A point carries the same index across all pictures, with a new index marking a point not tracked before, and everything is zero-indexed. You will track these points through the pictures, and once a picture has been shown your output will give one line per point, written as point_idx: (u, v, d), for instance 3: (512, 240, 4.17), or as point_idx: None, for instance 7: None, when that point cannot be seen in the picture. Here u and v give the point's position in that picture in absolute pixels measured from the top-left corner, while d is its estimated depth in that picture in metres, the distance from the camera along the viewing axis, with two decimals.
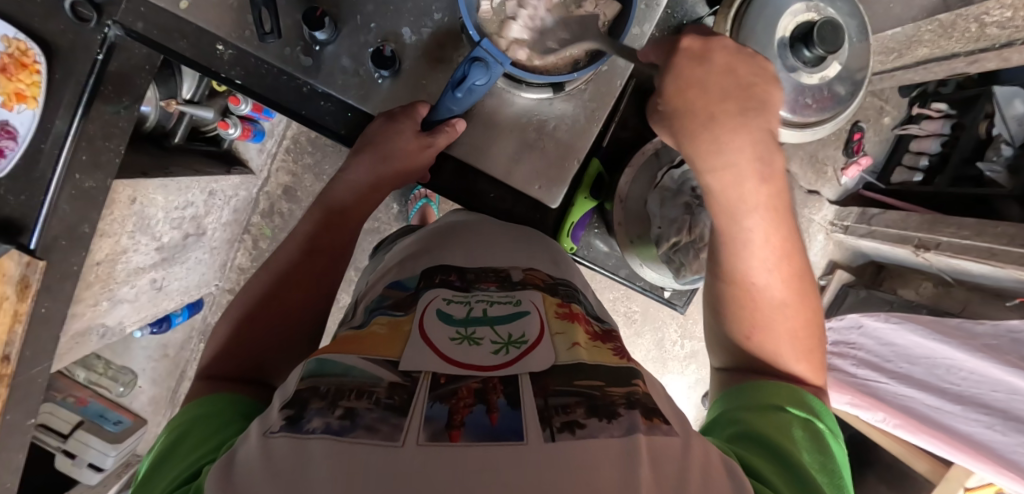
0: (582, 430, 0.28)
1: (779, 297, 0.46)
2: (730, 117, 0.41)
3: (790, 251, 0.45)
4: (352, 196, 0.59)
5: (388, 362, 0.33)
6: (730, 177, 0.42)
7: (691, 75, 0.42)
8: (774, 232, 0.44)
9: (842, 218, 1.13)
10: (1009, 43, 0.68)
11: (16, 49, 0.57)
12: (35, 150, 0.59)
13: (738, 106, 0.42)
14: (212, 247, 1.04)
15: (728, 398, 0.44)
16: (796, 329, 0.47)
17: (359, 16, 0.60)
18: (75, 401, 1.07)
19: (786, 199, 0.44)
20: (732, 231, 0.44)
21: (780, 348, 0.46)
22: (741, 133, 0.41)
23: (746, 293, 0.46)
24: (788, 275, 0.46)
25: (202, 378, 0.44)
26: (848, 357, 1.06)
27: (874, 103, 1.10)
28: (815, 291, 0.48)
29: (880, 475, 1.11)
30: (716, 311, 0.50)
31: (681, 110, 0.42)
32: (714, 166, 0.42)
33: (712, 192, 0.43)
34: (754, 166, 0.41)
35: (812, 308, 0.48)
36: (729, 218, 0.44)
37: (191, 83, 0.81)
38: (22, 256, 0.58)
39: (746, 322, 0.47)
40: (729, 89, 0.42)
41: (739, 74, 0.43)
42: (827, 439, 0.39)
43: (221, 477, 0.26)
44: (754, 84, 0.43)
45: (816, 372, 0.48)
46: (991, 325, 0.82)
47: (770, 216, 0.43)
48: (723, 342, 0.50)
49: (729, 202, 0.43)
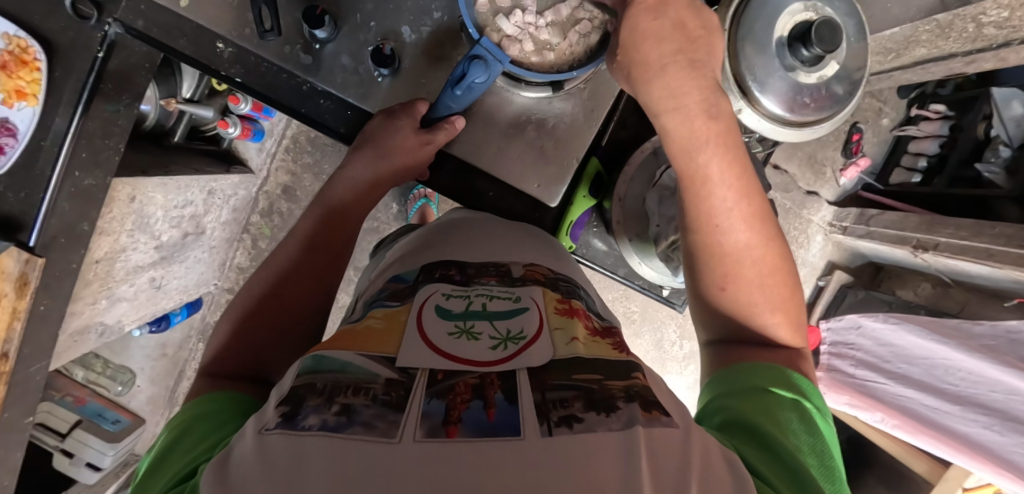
0: (580, 424, 0.28)
1: (745, 240, 0.46)
2: (678, 66, 0.45)
3: (748, 188, 0.46)
4: (352, 194, 0.59)
5: (384, 358, 0.33)
6: (682, 117, 0.45)
7: (648, 29, 0.46)
8: (732, 168, 0.45)
9: (840, 219, 1.13)
10: (1005, 43, 0.69)
11: (16, 46, 0.56)
12: (34, 147, 0.59)
13: (686, 57, 0.46)
14: (211, 246, 1.04)
15: (717, 381, 0.44)
16: (766, 277, 0.47)
17: (359, 15, 0.60)
18: (73, 400, 1.07)
19: (738, 138, 0.46)
20: (690, 170, 0.46)
21: (752, 297, 0.46)
22: (688, 77, 0.45)
23: (711, 241, 0.47)
24: (750, 215, 0.46)
25: (204, 376, 0.44)
26: (846, 357, 1.05)
27: (872, 104, 1.11)
28: (783, 238, 0.49)
29: (879, 476, 1.11)
30: (690, 267, 0.50)
31: (633, 61, 0.47)
32: (667, 108, 0.46)
33: (670, 134, 0.47)
34: (700, 106, 0.45)
35: (781, 254, 0.48)
36: (686, 159, 0.46)
37: (191, 81, 0.81)
38: (21, 253, 0.57)
39: (716, 273, 0.48)
40: (677, 43, 0.46)
41: (688, 28, 0.47)
42: (817, 421, 0.38)
43: (216, 475, 0.26)
44: (700, 37, 0.47)
45: (792, 327, 0.47)
46: (989, 326, 0.86)
47: (725, 152, 0.45)
48: (701, 304, 0.50)
49: (685, 137, 0.46)
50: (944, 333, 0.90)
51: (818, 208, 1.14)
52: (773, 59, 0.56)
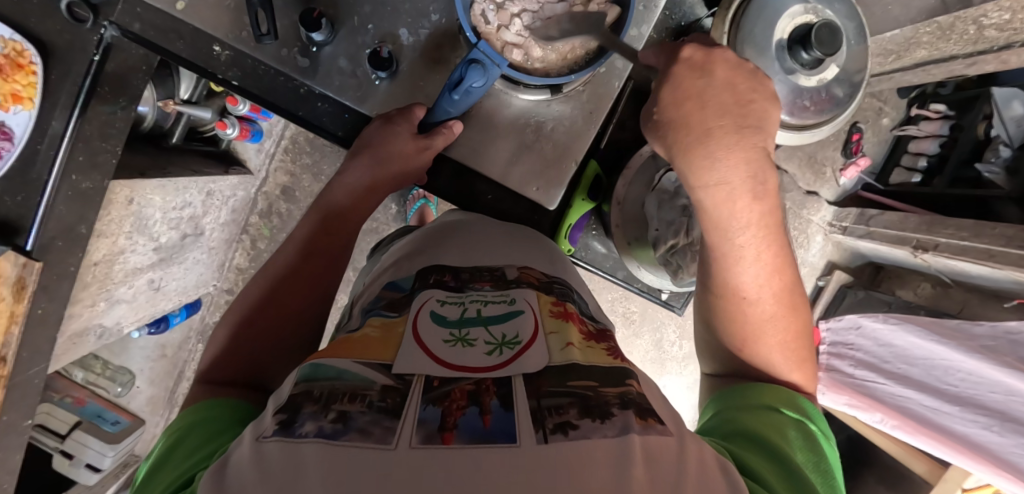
0: (576, 431, 0.28)
1: (770, 310, 0.47)
2: (727, 133, 0.42)
3: (780, 265, 0.46)
4: (349, 198, 0.58)
5: (379, 365, 0.33)
6: (726, 195, 0.42)
7: (692, 86, 0.44)
8: (766, 247, 0.45)
9: (840, 220, 1.12)
10: (1008, 45, 0.69)
11: (12, 50, 0.56)
12: (31, 151, 0.58)
13: (734, 122, 0.43)
14: (209, 247, 1.04)
15: (723, 399, 0.44)
16: (789, 341, 0.47)
17: (356, 17, 0.60)
18: (72, 401, 1.07)
19: (778, 216, 0.45)
20: (722, 246, 0.45)
21: (773, 359, 0.47)
22: (738, 150, 0.42)
23: (738, 310, 0.47)
24: (778, 288, 0.46)
25: (201, 382, 0.44)
26: (846, 358, 1.04)
27: (872, 104, 1.09)
28: (805, 297, 0.49)
29: (879, 476, 1.11)
30: (709, 322, 0.51)
31: (675, 122, 0.43)
32: (705, 181, 0.42)
33: (702, 208, 0.44)
34: (747, 183, 0.42)
35: (802, 319, 0.49)
36: (719, 233, 0.44)
37: (188, 83, 0.81)
38: (18, 257, 0.58)
39: (739, 335, 0.48)
40: (727, 104, 0.43)
41: (737, 89, 0.44)
42: (820, 440, 0.38)
43: (214, 480, 0.26)
44: (752, 101, 0.44)
45: (810, 382, 0.49)
46: (988, 326, 0.85)
47: (761, 233, 0.44)
48: (717, 354, 0.51)
49: (722, 218, 0.43)
50: (943, 334, 0.89)
51: (818, 209, 1.13)
52: (772, 62, 0.55)
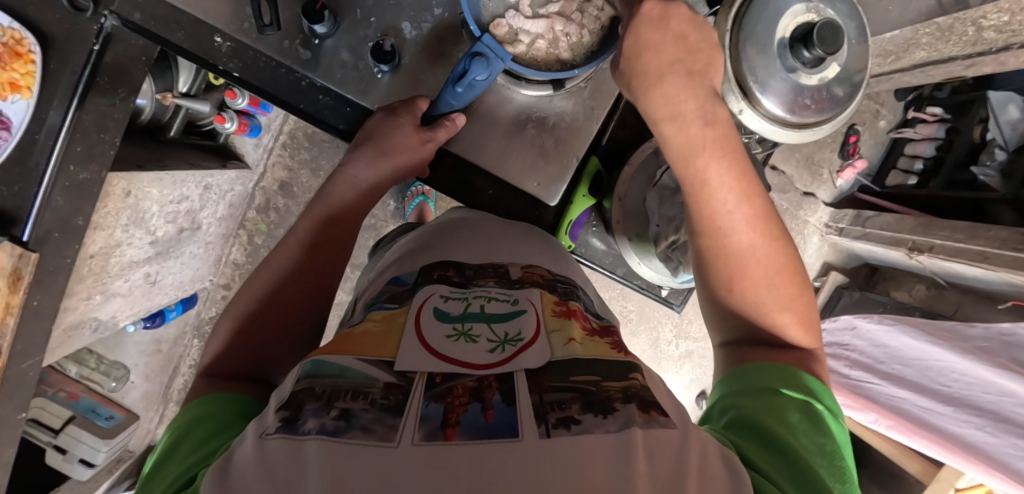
0: (578, 426, 0.28)
1: (750, 241, 0.46)
2: (675, 77, 0.46)
3: (749, 189, 0.46)
4: (353, 195, 0.58)
5: (382, 362, 0.33)
6: (679, 125, 0.46)
7: (649, 39, 0.47)
8: (730, 172, 0.45)
9: (836, 221, 1.15)
10: (1005, 48, 0.69)
11: (11, 38, 0.56)
12: (29, 140, 0.58)
13: (683, 67, 0.47)
14: (206, 242, 1.03)
15: (727, 382, 0.44)
16: (775, 277, 0.46)
17: (359, 10, 0.60)
18: (66, 396, 1.04)
19: (736, 141, 0.46)
20: (691, 175, 0.46)
21: (760, 298, 0.46)
22: (684, 89, 0.46)
23: (717, 248, 0.47)
24: (753, 217, 0.46)
25: (204, 376, 0.45)
26: (841, 358, 1.07)
27: (870, 106, 1.11)
28: (790, 240, 0.48)
29: (872, 476, 1.12)
30: (699, 269, 0.50)
31: (634, 70, 0.48)
32: (663, 115, 0.46)
33: (666, 140, 0.47)
34: (694, 110, 0.46)
35: (789, 253, 0.47)
36: (685, 159, 0.46)
37: (187, 76, 0.80)
38: (14, 248, 0.57)
39: (723, 274, 0.47)
40: (677, 54, 0.47)
41: (689, 41, 0.48)
42: (827, 421, 0.39)
43: (217, 478, 0.26)
44: (701, 50, 0.48)
45: (806, 327, 0.46)
46: (983, 328, 0.86)
47: (722, 157, 0.45)
48: (712, 306, 0.50)
49: (682, 143, 0.46)
50: (938, 335, 0.90)
51: (814, 210, 1.15)
52: (774, 60, 0.55)
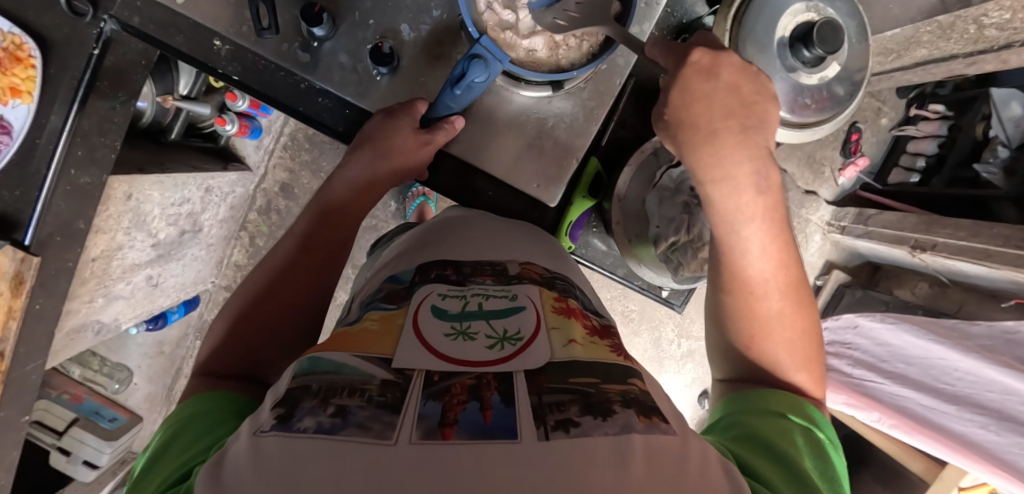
0: (576, 428, 0.28)
1: (778, 306, 0.46)
2: (731, 134, 0.45)
3: (786, 259, 0.47)
4: (349, 192, 0.58)
5: (380, 359, 0.33)
6: (730, 189, 0.45)
7: (700, 89, 0.45)
8: (772, 240, 0.46)
9: (838, 219, 1.13)
10: (1007, 45, 0.69)
11: (10, 43, 0.56)
12: (30, 145, 0.58)
13: (737, 123, 0.46)
14: (208, 244, 1.03)
15: (731, 403, 0.44)
16: (797, 341, 0.46)
17: (358, 13, 0.60)
18: (70, 397, 1.06)
19: (783, 211, 0.47)
20: (731, 237, 0.46)
21: (782, 357, 0.46)
22: (741, 151, 0.45)
23: (746, 306, 0.47)
24: (786, 283, 0.47)
25: (198, 374, 0.44)
26: (844, 357, 1.06)
27: (872, 103, 1.09)
28: (813, 303, 0.49)
29: (875, 475, 1.12)
30: (717, 319, 0.50)
31: (684, 122, 0.46)
32: (714, 177, 0.45)
33: (711, 202, 0.46)
34: (749, 178, 0.45)
35: (812, 321, 0.48)
36: (726, 222, 0.46)
37: (188, 78, 0.80)
38: (16, 252, 0.57)
39: (746, 330, 0.47)
40: (732, 107, 0.46)
41: (742, 92, 0.47)
42: (828, 448, 0.38)
43: (209, 477, 0.26)
44: (756, 103, 0.47)
45: (818, 388, 0.46)
46: (986, 326, 0.85)
47: (767, 226, 0.45)
48: (723, 353, 0.50)
49: (729, 208, 0.45)
50: (941, 334, 0.90)
51: (817, 208, 1.13)
52: (774, 60, 0.55)
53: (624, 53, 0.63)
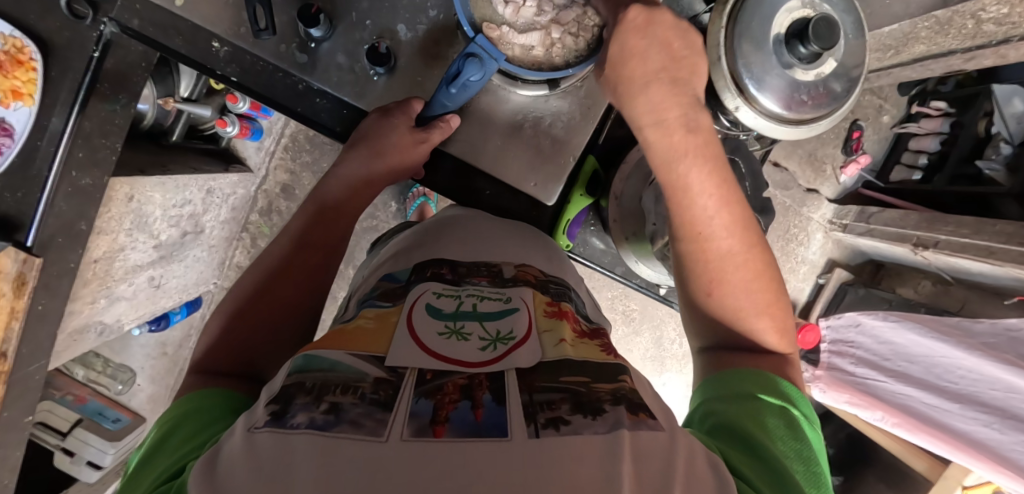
0: (567, 426, 0.28)
1: (727, 248, 0.45)
2: (662, 86, 0.45)
3: (729, 197, 0.45)
4: (346, 191, 0.58)
5: (373, 358, 0.33)
6: (662, 131, 0.45)
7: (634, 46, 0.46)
8: (712, 177, 0.45)
9: (840, 217, 1.14)
10: (1005, 41, 0.68)
11: (11, 46, 0.56)
12: (31, 147, 0.59)
13: (669, 76, 0.45)
14: (210, 245, 1.04)
15: (708, 387, 0.43)
16: (752, 282, 0.46)
17: (354, 13, 0.60)
18: (73, 398, 1.07)
19: (718, 148, 0.46)
20: (672, 180, 0.45)
21: (740, 302, 0.46)
22: (671, 101, 0.45)
23: (696, 253, 0.46)
24: (732, 221, 0.45)
25: (196, 373, 0.44)
26: (847, 356, 1.04)
27: (873, 101, 1.11)
28: (767, 240, 0.48)
29: (879, 474, 1.11)
30: (678, 271, 0.49)
31: (622, 77, 0.46)
32: (645, 121, 0.45)
33: (649, 146, 0.46)
34: (679, 119, 0.44)
35: (764, 257, 0.47)
36: (665, 169, 0.45)
37: (188, 80, 0.80)
38: (18, 253, 0.58)
39: (703, 279, 0.47)
40: (663, 61, 0.46)
41: (673, 49, 0.46)
42: (803, 426, 0.38)
43: (205, 473, 0.26)
44: (686, 58, 0.47)
45: (780, 333, 0.47)
46: (989, 324, 0.86)
47: (705, 162, 0.44)
48: (689, 309, 0.50)
49: (666, 154, 0.45)
50: (943, 331, 0.90)
51: (817, 207, 1.15)
52: (770, 56, 0.55)
53: None
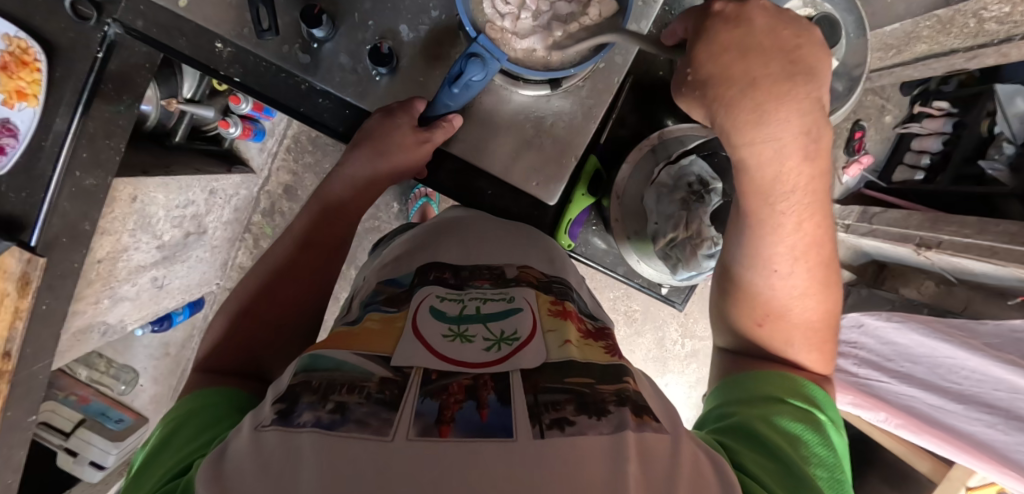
0: (572, 427, 0.28)
1: (802, 286, 0.44)
2: (776, 82, 0.38)
3: (820, 239, 0.43)
4: (348, 190, 0.58)
5: (379, 357, 0.33)
6: (776, 157, 0.39)
7: (731, 38, 0.40)
8: (808, 218, 0.42)
9: (842, 218, 1.14)
10: (1008, 39, 0.68)
11: (16, 47, 0.57)
12: (35, 147, 0.59)
13: (785, 69, 0.39)
14: (212, 246, 1.04)
15: (727, 387, 0.44)
16: (812, 320, 0.45)
17: (357, 14, 0.60)
18: (77, 399, 1.07)
19: (826, 182, 0.42)
20: (763, 211, 0.42)
21: (792, 337, 0.45)
22: (794, 102, 0.38)
23: (761, 283, 0.45)
24: (814, 263, 0.44)
25: (198, 371, 0.45)
26: (850, 357, 1.05)
27: (874, 101, 1.11)
28: (839, 281, 0.46)
29: (882, 475, 1.10)
30: (731, 294, 0.48)
31: (716, 75, 0.40)
32: (753, 140, 0.39)
33: (745, 169, 0.41)
34: (798, 143, 0.39)
35: (833, 297, 0.46)
36: (760, 196, 0.42)
37: (191, 82, 0.81)
38: (22, 253, 0.58)
39: (763, 309, 0.45)
40: (773, 53, 0.39)
41: (781, 36, 0.40)
42: (828, 430, 0.38)
43: (212, 470, 0.26)
44: (799, 48, 0.39)
45: (824, 365, 0.47)
46: (994, 325, 0.86)
47: (805, 202, 0.41)
48: (730, 325, 0.49)
49: (763, 181, 0.41)
50: (948, 333, 0.89)
51: None
52: None
53: (622, 51, 0.63)
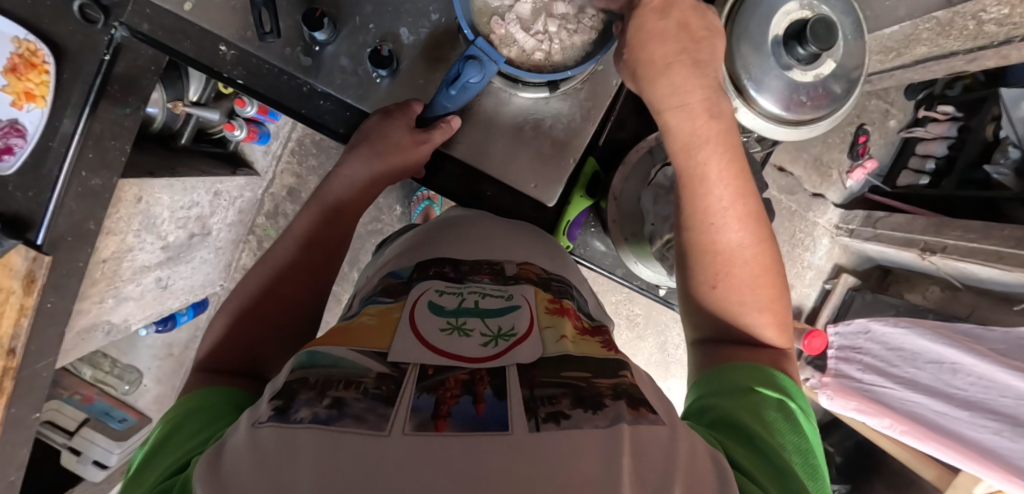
0: (567, 420, 0.28)
1: (738, 240, 0.46)
2: (682, 65, 0.47)
3: (745, 190, 0.46)
4: (349, 191, 0.59)
5: (376, 354, 0.33)
6: (686, 117, 0.46)
7: (652, 27, 0.48)
8: (731, 169, 0.46)
9: (846, 222, 1.13)
10: (1007, 41, 0.69)
11: (26, 49, 0.59)
12: (43, 147, 0.60)
13: (690, 56, 0.47)
14: (217, 247, 1.05)
15: (703, 381, 0.43)
16: (758, 277, 0.46)
17: (358, 17, 0.61)
18: (81, 398, 1.09)
19: (740, 142, 0.47)
20: (690, 166, 0.46)
21: (741, 295, 0.46)
22: (693, 80, 0.46)
23: (705, 243, 0.46)
24: (745, 215, 0.46)
25: (199, 371, 0.45)
26: (854, 362, 1.04)
27: (878, 105, 1.11)
28: (776, 241, 0.48)
29: (888, 483, 1.09)
30: (682, 265, 0.49)
31: (640, 61, 0.48)
32: (671, 105, 0.47)
33: (671, 132, 0.47)
34: (702, 103, 0.46)
35: (772, 255, 0.47)
36: (684, 152, 0.47)
37: (197, 85, 0.82)
38: (28, 250, 0.59)
39: (708, 271, 0.47)
40: (681, 43, 0.47)
41: (691, 27, 0.48)
42: (801, 419, 0.38)
43: (209, 465, 0.27)
44: (705, 38, 0.48)
45: (779, 330, 0.46)
46: (1002, 332, 0.84)
47: (723, 151, 0.46)
48: (688, 303, 0.49)
49: (685, 138, 0.46)
50: (953, 338, 0.88)
51: (823, 211, 1.14)
52: (768, 58, 0.55)
53: None
